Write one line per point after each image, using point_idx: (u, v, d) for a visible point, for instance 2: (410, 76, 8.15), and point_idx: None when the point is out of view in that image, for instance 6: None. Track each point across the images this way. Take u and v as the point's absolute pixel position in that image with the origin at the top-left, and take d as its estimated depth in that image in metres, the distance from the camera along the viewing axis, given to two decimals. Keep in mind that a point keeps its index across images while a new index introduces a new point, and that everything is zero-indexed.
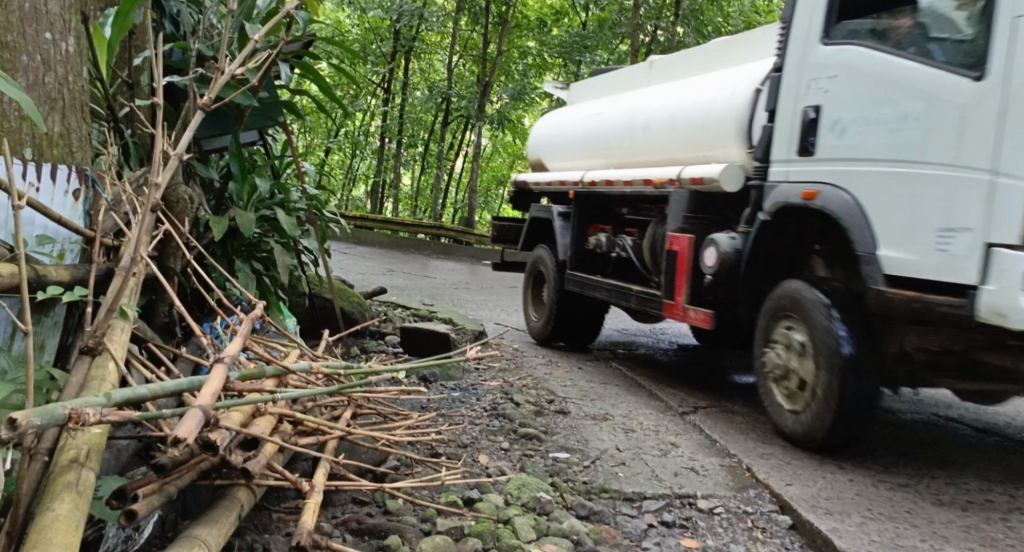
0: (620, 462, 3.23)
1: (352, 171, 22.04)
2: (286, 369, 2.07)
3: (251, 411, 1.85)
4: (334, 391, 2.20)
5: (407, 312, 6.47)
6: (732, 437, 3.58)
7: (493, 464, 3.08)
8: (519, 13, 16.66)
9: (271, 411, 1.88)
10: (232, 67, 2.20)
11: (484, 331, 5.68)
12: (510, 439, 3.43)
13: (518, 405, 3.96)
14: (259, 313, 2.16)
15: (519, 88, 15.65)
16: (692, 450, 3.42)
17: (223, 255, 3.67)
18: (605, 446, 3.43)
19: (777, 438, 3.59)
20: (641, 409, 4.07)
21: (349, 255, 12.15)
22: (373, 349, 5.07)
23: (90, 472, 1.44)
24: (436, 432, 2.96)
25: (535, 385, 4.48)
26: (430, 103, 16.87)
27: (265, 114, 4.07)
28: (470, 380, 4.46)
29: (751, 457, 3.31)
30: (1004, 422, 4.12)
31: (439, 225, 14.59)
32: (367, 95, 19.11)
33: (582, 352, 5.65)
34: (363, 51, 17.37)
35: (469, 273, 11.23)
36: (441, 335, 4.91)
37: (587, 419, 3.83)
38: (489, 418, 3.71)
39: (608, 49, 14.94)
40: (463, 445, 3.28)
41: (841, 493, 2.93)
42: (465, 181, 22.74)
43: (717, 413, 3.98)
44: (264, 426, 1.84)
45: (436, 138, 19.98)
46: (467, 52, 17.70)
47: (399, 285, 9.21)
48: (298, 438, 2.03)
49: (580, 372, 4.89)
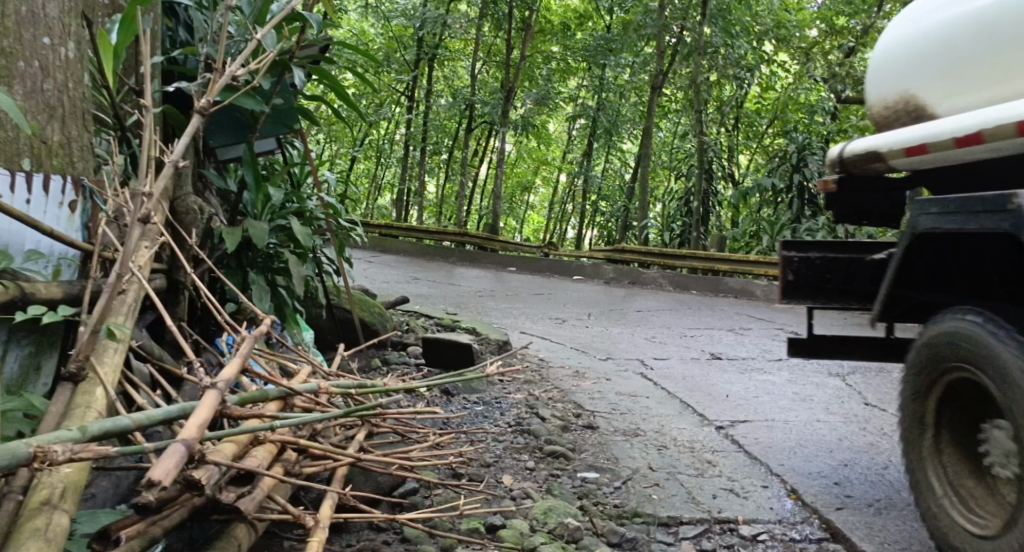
0: (654, 483, 3.04)
1: (377, 179, 22.07)
2: (291, 389, 1.93)
3: (249, 440, 1.69)
4: (343, 413, 2.03)
5: (431, 322, 6.32)
6: (773, 455, 3.37)
7: (518, 486, 2.92)
8: (543, 18, 16.56)
9: (271, 439, 1.73)
10: (233, 65, 2.04)
11: (508, 341, 5.51)
12: (535, 458, 3.26)
13: (544, 419, 3.79)
14: (262, 330, 2.02)
15: (543, 93, 15.51)
16: (732, 469, 3.21)
17: (237, 266, 3.55)
18: (637, 465, 3.24)
19: (821, 455, 3.38)
20: (674, 423, 3.88)
21: (373, 264, 12.08)
22: (395, 361, 4.93)
23: (62, 516, 1.34)
24: (457, 451, 2.80)
25: (562, 398, 4.30)
26: (454, 109, 16.73)
27: (279, 118, 3.95)
28: (495, 393, 4.30)
29: (795, 477, 3.10)
30: None
31: (464, 232, 14.44)
32: (391, 104, 19.10)
33: (610, 362, 5.46)
34: (387, 59, 17.28)
35: (495, 280, 11.10)
36: (464, 347, 4.75)
37: (617, 435, 3.65)
38: (513, 435, 3.55)
39: (633, 52, 14.82)
40: (486, 464, 3.12)
41: (898, 520, 2.73)
42: (490, 187, 22.68)
43: (755, 428, 3.76)
44: (263, 457, 1.68)
45: (460, 145, 19.91)
46: (491, 58, 17.67)
47: (423, 293, 9.08)
48: (305, 466, 1.88)
49: (609, 384, 4.71)
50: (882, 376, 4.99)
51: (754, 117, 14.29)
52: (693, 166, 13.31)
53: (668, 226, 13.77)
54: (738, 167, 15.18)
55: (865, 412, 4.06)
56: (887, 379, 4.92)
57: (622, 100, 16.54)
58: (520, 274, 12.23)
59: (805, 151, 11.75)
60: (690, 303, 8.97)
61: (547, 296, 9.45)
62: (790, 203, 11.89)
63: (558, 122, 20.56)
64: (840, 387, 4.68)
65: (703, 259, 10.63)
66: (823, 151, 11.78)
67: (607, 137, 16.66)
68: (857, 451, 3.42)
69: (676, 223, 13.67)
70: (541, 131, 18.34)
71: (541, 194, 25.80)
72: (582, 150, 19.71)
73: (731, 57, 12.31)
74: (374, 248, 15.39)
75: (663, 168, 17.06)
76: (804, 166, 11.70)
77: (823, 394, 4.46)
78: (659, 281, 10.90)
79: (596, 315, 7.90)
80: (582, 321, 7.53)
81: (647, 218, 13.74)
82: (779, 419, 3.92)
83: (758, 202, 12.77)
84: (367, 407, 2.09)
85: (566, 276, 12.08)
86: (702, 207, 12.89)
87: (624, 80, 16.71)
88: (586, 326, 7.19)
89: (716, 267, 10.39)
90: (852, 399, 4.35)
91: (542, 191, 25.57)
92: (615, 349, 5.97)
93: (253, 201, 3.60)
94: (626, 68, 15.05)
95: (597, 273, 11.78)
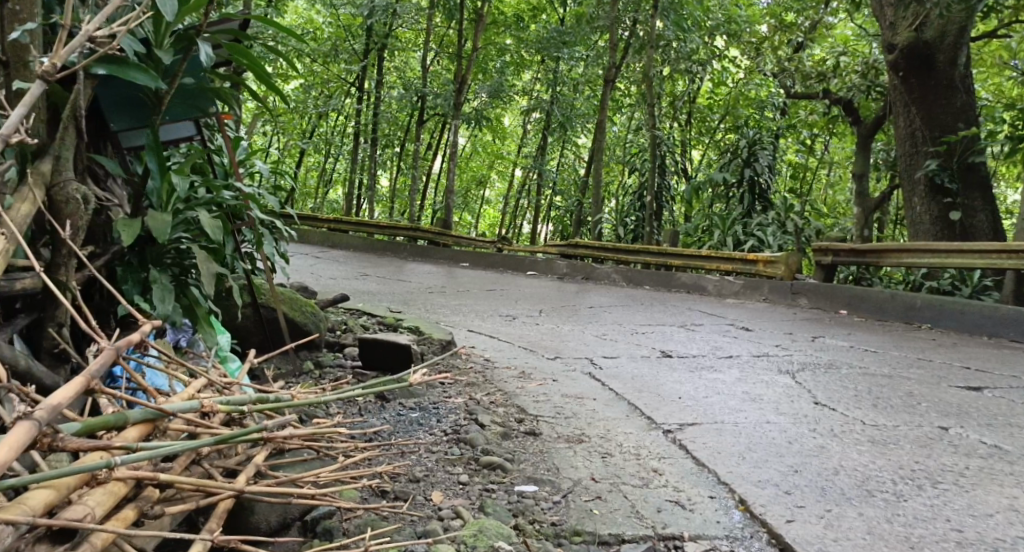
0: (595, 496, 2.80)
1: (327, 172, 21.55)
2: (163, 410, 1.67)
3: (87, 479, 1.41)
4: (223, 439, 1.73)
5: (372, 320, 6.01)
6: (722, 461, 3.12)
7: (448, 504, 2.65)
8: (496, 9, 16.25)
9: (118, 478, 1.44)
10: (92, 25, 1.77)
11: (452, 340, 5.23)
12: (469, 471, 2.99)
13: (483, 427, 3.52)
14: (130, 340, 1.75)
15: (496, 85, 15.17)
16: (679, 478, 2.96)
17: (136, 261, 3.27)
18: (579, 476, 2.99)
19: (772, 459, 3.13)
20: (620, 428, 3.64)
21: (322, 261, 11.69)
22: (329, 364, 4.63)
23: None
24: (372, 469, 2.49)
25: (504, 402, 4.04)
26: (404, 102, 16.29)
27: (191, 100, 3.66)
28: (432, 398, 4.02)
29: (744, 486, 2.85)
30: (989, 423, 3.71)
31: (417, 227, 13.97)
32: (341, 96, 18.61)
33: (558, 361, 5.23)
34: (335, 49, 16.81)
35: (446, 276, 10.79)
36: (401, 348, 4.47)
37: (560, 443, 3.40)
38: (448, 445, 3.27)
39: (586, 45, 14.61)
40: (415, 479, 2.85)
41: (849, 531, 2.50)
42: (444, 181, 22.32)
43: (703, 432, 3.54)
44: (103, 500, 1.39)
45: (413, 138, 19.48)
46: (443, 49, 17.32)
47: (369, 290, 8.76)
48: (169, 506, 1.58)
49: (555, 385, 4.47)
50: (831, 373, 4.84)
51: (706, 111, 14.14)
52: (647, 160, 13.15)
53: (622, 221, 13.59)
54: (692, 161, 15.07)
55: (814, 411, 3.87)
56: (836, 375, 4.76)
57: (576, 94, 16.34)
58: (472, 269, 11.94)
59: (756, 146, 11.82)
60: (643, 298, 8.78)
61: (497, 292, 9.19)
62: (741, 199, 11.85)
63: (511, 115, 20.26)
64: (790, 385, 4.49)
65: (655, 254, 10.43)
66: (774, 146, 11.79)
67: (562, 130, 16.46)
68: (806, 453, 3.20)
69: (630, 218, 13.53)
70: (496, 123, 18.03)
71: (495, 188, 25.50)
72: (536, 144, 19.44)
73: (683, 51, 12.09)
74: (323, 243, 14.93)
75: (616, 163, 16.89)
76: (755, 162, 11.70)
77: (774, 392, 4.27)
78: (613, 276, 10.72)
79: (546, 312, 7.65)
80: (533, 317, 7.30)
81: (601, 213, 13.55)
82: (729, 421, 3.71)
83: (711, 198, 12.68)
84: (253, 432, 1.79)
85: (519, 271, 11.80)
86: (656, 202, 12.73)
87: (577, 74, 16.52)
88: (535, 323, 6.95)
89: (668, 262, 10.21)
90: (802, 398, 4.17)
91: (496, 185, 25.26)
92: (564, 347, 5.74)
93: (155, 191, 3.30)
94: (580, 62, 14.85)
95: (550, 269, 11.55)
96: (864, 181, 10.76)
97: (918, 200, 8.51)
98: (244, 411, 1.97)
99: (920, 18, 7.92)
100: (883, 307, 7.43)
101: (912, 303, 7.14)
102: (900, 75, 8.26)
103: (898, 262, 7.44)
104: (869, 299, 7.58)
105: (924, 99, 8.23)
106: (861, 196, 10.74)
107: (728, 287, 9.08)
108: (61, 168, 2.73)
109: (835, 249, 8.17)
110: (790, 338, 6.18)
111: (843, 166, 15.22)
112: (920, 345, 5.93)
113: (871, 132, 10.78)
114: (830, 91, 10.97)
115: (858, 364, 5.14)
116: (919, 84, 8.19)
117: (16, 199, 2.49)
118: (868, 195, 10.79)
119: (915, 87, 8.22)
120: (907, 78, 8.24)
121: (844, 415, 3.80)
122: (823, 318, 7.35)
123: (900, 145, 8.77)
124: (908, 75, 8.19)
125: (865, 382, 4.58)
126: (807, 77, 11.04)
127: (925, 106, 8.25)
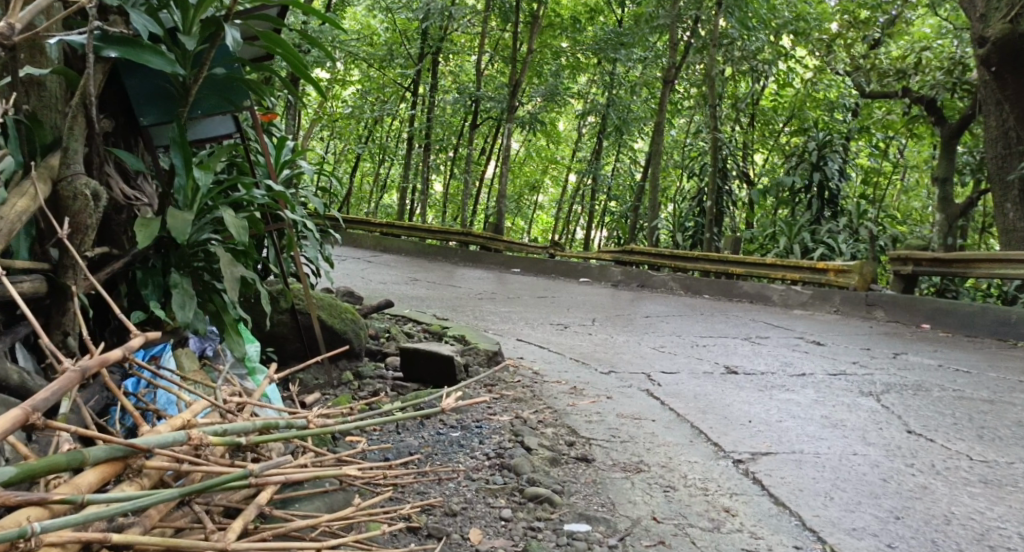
0: (659, 540, 2.44)
1: (380, 177, 21.49)
2: (133, 446, 1.38)
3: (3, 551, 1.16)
4: (202, 486, 1.44)
5: (417, 328, 5.73)
6: (806, 502, 2.72)
7: (488, 546, 2.34)
8: (553, 11, 15.88)
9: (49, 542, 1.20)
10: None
11: (499, 351, 4.88)
12: (512, 504, 2.66)
13: (531, 451, 3.17)
14: (104, 361, 1.49)
15: (552, 88, 14.74)
16: (756, 521, 2.57)
17: (158, 265, 3.04)
18: (638, 515, 2.63)
19: (866, 502, 2.73)
20: (683, 456, 3.26)
21: (373, 265, 11.52)
22: (369, 375, 4.35)
23: None
24: (387, 510, 2.16)
25: (554, 421, 3.71)
26: (457, 106, 16.02)
27: (222, 91, 3.38)
28: (475, 416, 3.69)
29: (835, 535, 2.46)
30: None
31: (468, 231, 13.71)
32: (395, 100, 18.49)
33: (612, 376, 4.84)
34: (391, 53, 16.71)
35: (497, 281, 10.49)
36: (444, 358, 4.15)
37: (616, 472, 3.03)
38: (490, 471, 2.94)
39: (644, 46, 14.14)
40: (451, 512, 2.53)
41: None
42: (498, 184, 22.06)
43: (783, 464, 3.13)
44: None
45: (466, 142, 19.23)
46: (499, 52, 17.04)
47: (420, 296, 8.50)
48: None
49: (609, 403, 4.11)
50: (921, 396, 4.36)
51: (771, 113, 13.48)
52: (707, 163, 12.62)
53: (680, 227, 13.11)
54: (755, 166, 14.46)
55: (909, 442, 3.43)
56: (928, 399, 4.28)
57: (632, 96, 15.90)
58: (525, 275, 11.60)
59: (826, 149, 11.18)
60: (702, 308, 8.31)
61: (548, 299, 8.84)
62: (809, 204, 11.29)
63: (566, 118, 19.91)
64: (876, 409, 4.04)
65: (716, 261, 9.96)
66: (845, 149, 11.17)
67: (618, 133, 15.99)
68: (907, 494, 2.81)
69: (688, 223, 13.05)
70: (551, 128, 17.69)
71: (549, 193, 25.18)
72: (591, 147, 19.01)
73: (747, 49, 11.47)
74: (375, 248, 14.75)
75: (673, 167, 16.37)
76: (825, 165, 11.05)
77: (858, 418, 3.84)
78: (670, 284, 10.25)
79: (600, 321, 7.29)
80: (587, 327, 6.94)
81: (657, 219, 13.06)
82: (809, 451, 3.30)
83: (777, 203, 12.09)
84: (239, 475, 1.49)
85: (572, 278, 11.43)
86: (716, 206, 12.21)
87: (635, 75, 16.04)
88: (588, 333, 6.58)
89: (729, 270, 9.70)
90: (892, 425, 3.72)
91: (550, 189, 24.89)
92: (618, 360, 5.36)
93: (180, 189, 3.04)
94: (637, 63, 14.36)
95: (603, 276, 11.12)
96: (948, 186, 10.09)
97: (1010, 206, 7.87)
98: (241, 442, 1.69)
99: (1015, 8, 7.27)
100: (972, 322, 6.85)
101: (1006, 319, 6.55)
102: (992, 70, 7.61)
103: (989, 273, 6.85)
104: (956, 313, 7.00)
105: (1018, 96, 7.59)
106: (944, 201, 10.09)
107: (795, 298, 8.54)
108: (68, 161, 2.54)
109: (917, 258, 7.62)
110: (869, 355, 5.68)
111: (920, 170, 14.43)
112: (1017, 365, 5.38)
113: (957, 132, 10.06)
114: (909, 89, 10.33)
115: (950, 386, 4.63)
116: (1013, 80, 7.54)
117: (15, 194, 2.30)
118: (952, 200, 10.12)
119: (1009, 84, 7.56)
120: (1000, 73, 7.57)
121: (944, 448, 3.35)
122: (905, 333, 6.81)
123: (990, 146, 8.14)
124: (1001, 70, 7.53)
125: (963, 408, 4.09)
126: (883, 74, 10.38)
127: (1019, 104, 7.61)
